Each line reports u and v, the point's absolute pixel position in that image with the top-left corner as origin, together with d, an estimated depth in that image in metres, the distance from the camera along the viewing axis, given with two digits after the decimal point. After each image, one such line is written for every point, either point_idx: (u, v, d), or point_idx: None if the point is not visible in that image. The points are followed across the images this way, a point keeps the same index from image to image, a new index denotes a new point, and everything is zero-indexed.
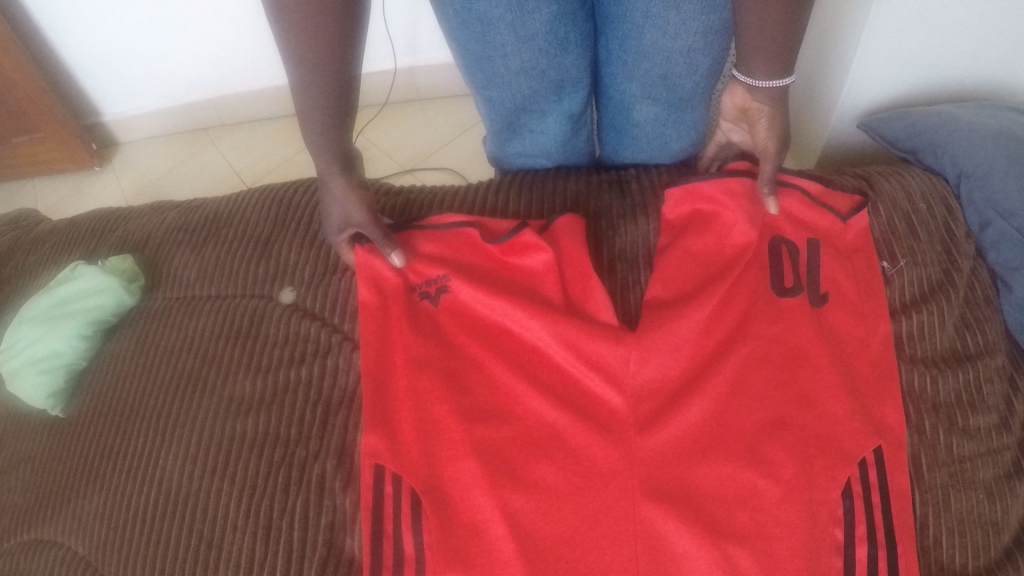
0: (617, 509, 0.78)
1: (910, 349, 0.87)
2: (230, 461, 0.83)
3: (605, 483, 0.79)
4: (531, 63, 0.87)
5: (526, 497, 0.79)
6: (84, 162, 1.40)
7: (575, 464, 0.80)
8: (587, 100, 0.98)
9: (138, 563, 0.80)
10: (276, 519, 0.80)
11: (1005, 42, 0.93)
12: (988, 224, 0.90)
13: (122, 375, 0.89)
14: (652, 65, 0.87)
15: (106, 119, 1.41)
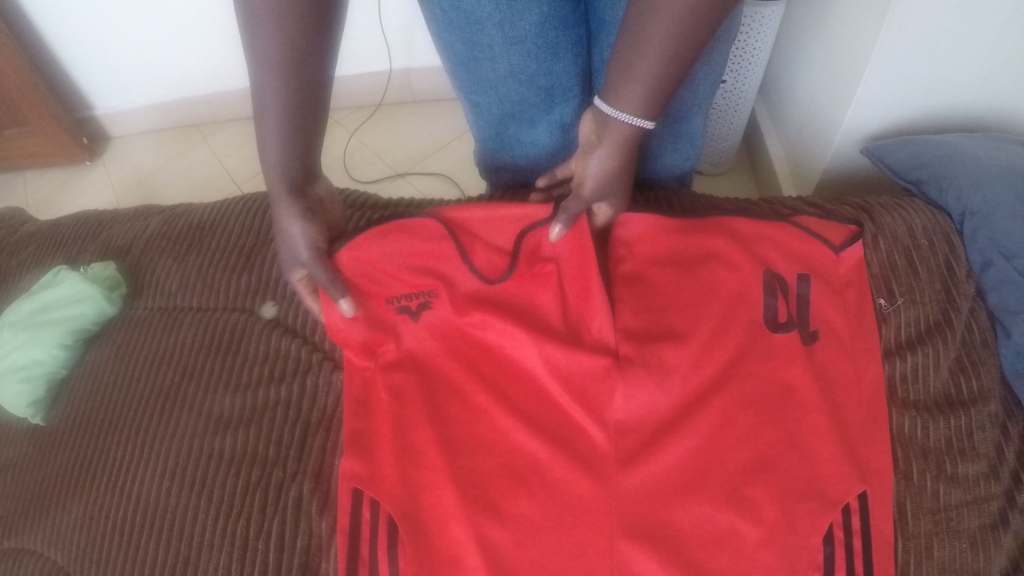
0: (596, 547, 0.76)
1: (902, 392, 0.85)
2: (208, 478, 0.81)
3: (586, 521, 0.77)
4: (520, 66, 0.86)
5: (505, 530, 0.77)
6: (74, 156, 1.38)
7: (555, 500, 0.78)
8: (579, 111, 0.95)
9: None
10: (252, 540, 0.78)
11: (1014, 76, 0.91)
12: (991, 264, 0.87)
13: (102, 384, 0.88)
14: None
15: (97, 113, 1.39)
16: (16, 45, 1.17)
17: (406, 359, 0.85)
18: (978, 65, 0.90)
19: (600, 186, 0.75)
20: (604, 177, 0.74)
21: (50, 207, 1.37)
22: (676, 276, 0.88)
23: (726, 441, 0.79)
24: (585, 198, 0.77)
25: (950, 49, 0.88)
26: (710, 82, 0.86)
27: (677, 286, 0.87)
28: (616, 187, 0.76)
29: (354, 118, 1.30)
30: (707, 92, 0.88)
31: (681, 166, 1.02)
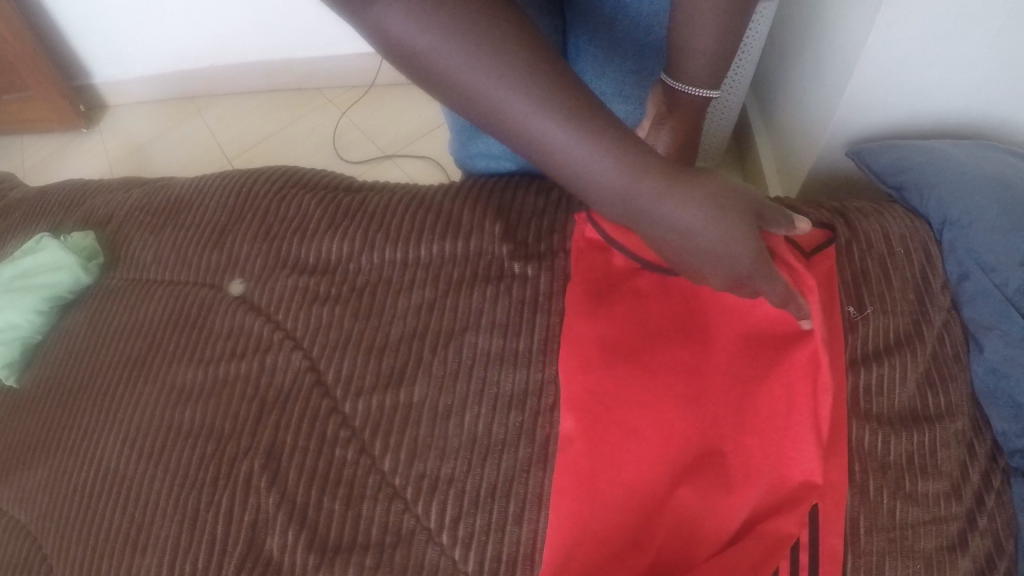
0: (533, 547, 0.74)
1: (864, 404, 0.82)
2: (167, 448, 0.84)
3: (524, 519, 0.75)
4: None
5: (444, 521, 0.77)
6: (72, 123, 1.42)
7: (497, 497, 0.76)
8: None
9: (73, 538, 0.83)
10: (203, 510, 0.81)
11: (1008, 84, 0.87)
12: (967, 277, 0.86)
13: (74, 351, 0.91)
14: (625, 58, 0.91)
15: (96, 82, 1.43)
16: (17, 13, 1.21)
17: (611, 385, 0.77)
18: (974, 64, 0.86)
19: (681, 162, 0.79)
20: (680, 148, 0.77)
21: (46, 170, 1.41)
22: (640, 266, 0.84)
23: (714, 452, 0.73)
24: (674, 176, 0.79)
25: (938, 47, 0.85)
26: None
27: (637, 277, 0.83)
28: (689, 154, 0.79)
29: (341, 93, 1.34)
30: None
31: None
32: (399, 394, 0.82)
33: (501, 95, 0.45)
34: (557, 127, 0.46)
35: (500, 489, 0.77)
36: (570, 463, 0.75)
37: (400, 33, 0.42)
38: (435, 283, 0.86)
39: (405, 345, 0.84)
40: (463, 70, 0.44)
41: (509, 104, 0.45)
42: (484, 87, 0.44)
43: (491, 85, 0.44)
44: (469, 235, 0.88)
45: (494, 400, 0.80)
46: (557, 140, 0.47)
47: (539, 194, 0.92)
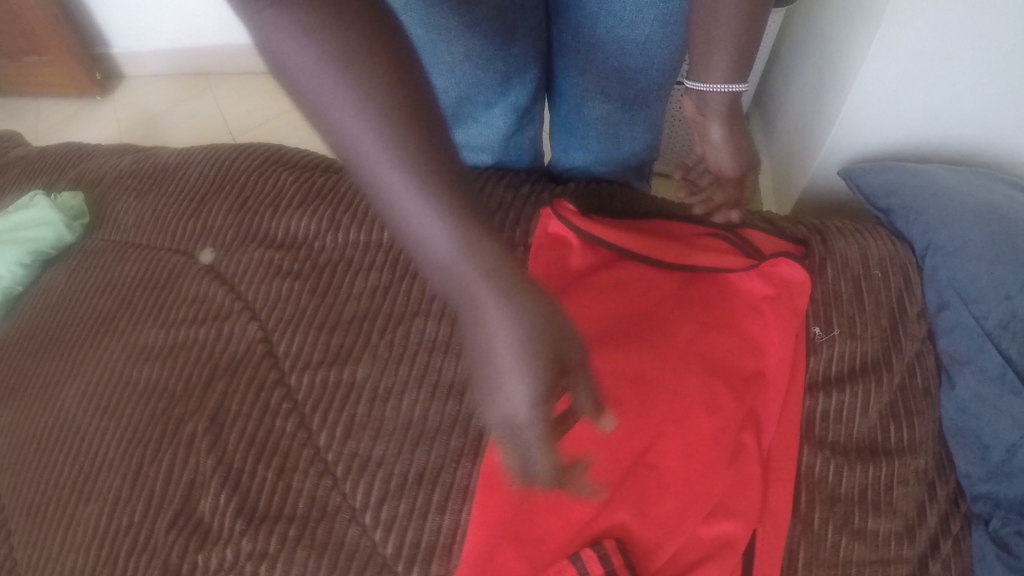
0: (453, 538, 0.74)
1: (819, 431, 0.78)
2: (121, 404, 0.86)
3: (447, 509, 0.75)
4: (477, 50, 0.83)
5: (370, 501, 0.76)
6: (86, 89, 1.54)
7: (424, 483, 0.76)
8: (535, 95, 0.95)
9: (27, 480, 0.86)
10: (146, 466, 0.83)
11: (1007, 92, 0.85)
12: (946, 306, 0.81)
13: (51, 304, 0.94)
14: (606, 56, 0.88)
15: (112, 52, 1.55)
16: None
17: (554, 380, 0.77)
18: (968, 72, 0.84)
19: (743, 158, 0.76)
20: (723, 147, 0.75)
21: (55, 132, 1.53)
22: (602, 266, 0.83)
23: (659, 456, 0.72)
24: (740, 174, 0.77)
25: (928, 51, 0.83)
26: (667, 66, 0.90)
27: (597, 278, 0.82)
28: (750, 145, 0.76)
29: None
30: (666, 78, 0.91)
31: (636, 157, 1.01)
32: (343, 371, 0.82)
33: (372, 160, 0.41)
34: (421, 209, 0.42)
35: (429, 475, 0.76)
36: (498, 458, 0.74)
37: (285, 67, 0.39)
38: (394, 267, 0.87)
39: (356, 325, 0.84)
40: (337, 122, 0.40)
41: (375, 169, 0.41)
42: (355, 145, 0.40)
43: (365, 143, 0.40)
44: None
45: (435, 386, 0.80)
46: (412, 219, 0.43)
47: (510, 188, 0.91)
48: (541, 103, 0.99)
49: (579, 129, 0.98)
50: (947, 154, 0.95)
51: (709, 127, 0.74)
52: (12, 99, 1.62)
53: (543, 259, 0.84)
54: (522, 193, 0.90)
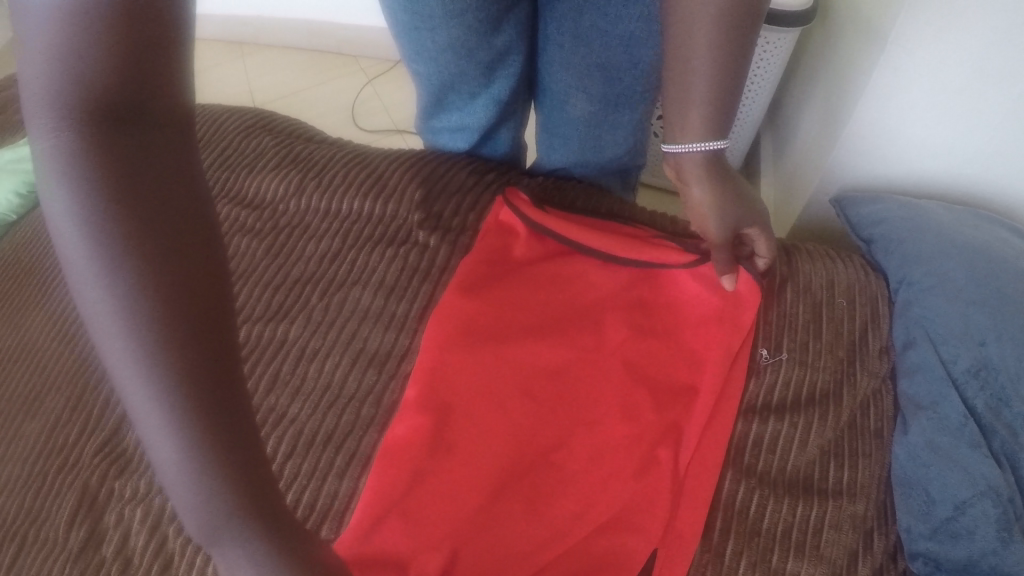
0: (347, 505, 0.70)
1: (749, 458, 0.72)
2: (79, 336, 0.91)
3: (346, 474, 0.71)
4: (462, 41, 0.80)
5: (277, 454, 0.73)
6: None
7: (328, 447, 0.73)
8: (520, 89, 0.92)
9: None
10: (89, 394, 0.87)
11: (1009, 127, 0.79)
12: (912, 345, 0.75)
13: (37, 234, 1.00)
14: (589, 50, 0.82)
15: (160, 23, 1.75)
16: None
17: (473, 364, 0.75)
18: (970, 113, 0.79)
19: (727, 220, 0.71)
20: (714, 204, 0.70)
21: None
22: (555, 257, 0.84)
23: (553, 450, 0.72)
24: (725, 238, 0.72)
25: (924, 82, 0.79)
26: (653, 68, 0.83)
27: (546, 268, 0.83)
28: (738, 208, 0.71)
29: (375, 65, 1.38)
30: (653, 81, 0.85)
31: (617, 157, 0.97)
32: (279, 328, 0.81)
33: (109, 322, 0.36)
34: (146, 392, 0.36)
35: (334, 441, 0.73)
36: (399, 434, 0.71)
37: (50, 197, 0.35)
38: (345, 237, 0.87)
39: (299, 287, 0.84)
40: (83, 269, 0.35)
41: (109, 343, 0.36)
42: (95, 301, 0.36)
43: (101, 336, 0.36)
44: (389, 198, 0.88)
45: (358, 354, 0.78)
46: (134, 396, 0.37)
47: (475, 175, 0.92)
48: (526, 96, 0.95)
49: (563, 127, 0.94)
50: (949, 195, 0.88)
51: (690, 189, 0.71)
52: None
53: (497, 241, 0.85)
54: (484, 178, 0.92)
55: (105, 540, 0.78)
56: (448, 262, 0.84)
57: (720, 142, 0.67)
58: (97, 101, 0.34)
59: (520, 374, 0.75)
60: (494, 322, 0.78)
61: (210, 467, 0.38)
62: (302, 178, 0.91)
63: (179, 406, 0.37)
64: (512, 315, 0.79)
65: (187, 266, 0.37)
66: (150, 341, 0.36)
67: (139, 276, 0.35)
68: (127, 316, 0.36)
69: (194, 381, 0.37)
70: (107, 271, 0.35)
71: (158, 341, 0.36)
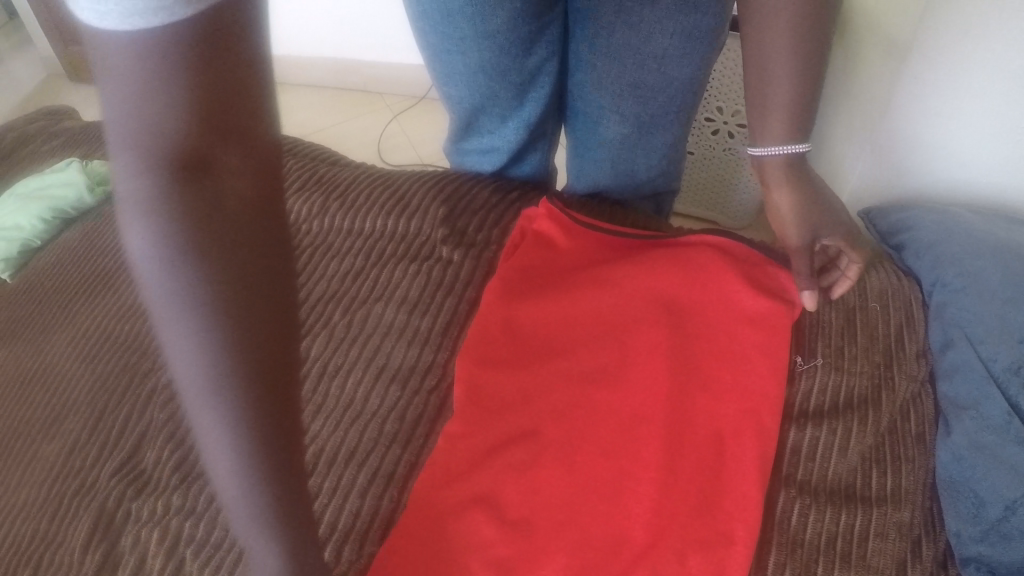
0: (369, 524, 0.67)
1: (788, 468, 0.70)
2: (100, 356, 0.87)
3: (369, 492, 0.69)
4: (493, 62, 0.80)
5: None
6: None
7: (351, 463, 0.70)
8: (550, 112, 0.89)
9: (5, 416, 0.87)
10: (104, 416, 0.82)
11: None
12: (951, 345, 0.73)
13: (62, 261, 0.96)
14: (623, 69, 0.80)
15: None
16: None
17: (503, 375, 0.73)
18: (996, 114, 0.80)
19: (808, 226, 0.66)
20: (803, 211, 0.66)
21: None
22: (589, 262, 0.83)
23: (585, 453, 0.68)
24: (807, 246, 0.67)
25: (951, 83, 0.80)
26: (687, 86, 0.81)
27: (579, 273, 0.81)
28: (824, 213, 0.67)
29: (398, 101, 1.43)
30: (687, 97, 0.82)
31: (648, 181, 0.93)
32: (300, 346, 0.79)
33: (188, 369, 0.35)
34: (219, 432, 0.36)
35: (356, 457, 0.71)
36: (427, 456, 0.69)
37: (134, 243, 0.34)
38: (369, 254, 0.86)
39: (321, 306, 0.82)
40: (170, 319, 0.35)
41: (193, 384, 0.36)
42: (178, 347, 0.35)
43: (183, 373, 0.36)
44: (412, 216, 0.88)
45: (381, 370, 0.77)
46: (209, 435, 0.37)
47: (497, 193, 0.93)
48: (556, 120, 0.93)
49: (594, 151, 0.90)
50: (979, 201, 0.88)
51: (778, 195, 0.66)
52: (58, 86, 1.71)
53: (526, 247, 0.84)
54: (507, 197, 0.92)
55: (122, 563, 0.72)
56: (471, 278, 0.83)
57: (802, 144, 0.64)
58: (184, 142, 0.33)
59: (550, 376, 0.73)
60: (525, 327, 0.77)
61: (266, 483, 0.38)
62: (328, 202, 0.90)
63: (249, 425, 0.37)
64: (544, 320, 0.77)
65: (263, 297, 0.37)
66: (229, 378, 0.36)
67: (219, 321, 0.35)
68: (211, 351, 0.35)
69: (267, 415, 0.37)
70: (194, 323, 0.35)
71: (235, 382, 0.36)
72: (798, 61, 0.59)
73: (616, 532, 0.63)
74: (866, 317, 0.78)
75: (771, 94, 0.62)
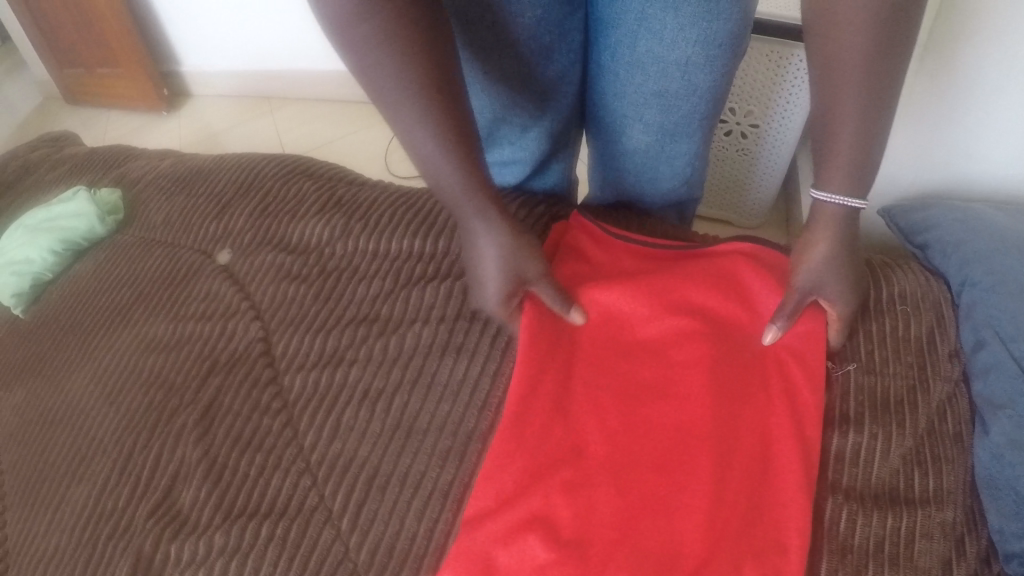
0: (426, 549, 0.68)
1: (833, 475, 0.71)
2: (125, 392, 0.84)
3: (425, 515, 0.69)
4: (514, 69, 0.79)
5: (348, 506, 0.71)
6: (153, 106, 1.58)
7: (405, 488, 0.71)
8: (572, 119, 0.90)
9: (35, 457, 0.85)
10: (136, 455, 0.80)
11: None
12: (983, 345, 0.75)
13: (77, 293, 0.94)
14: (645, 78, 0.78)
15: (183, 69, 1.58)
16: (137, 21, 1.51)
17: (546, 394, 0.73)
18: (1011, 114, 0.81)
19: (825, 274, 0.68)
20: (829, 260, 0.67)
21: (38, 129, 1.67)
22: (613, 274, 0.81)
23: (634, 472, 0.68)
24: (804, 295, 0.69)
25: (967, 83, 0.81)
26: (711, 92, 0.80)
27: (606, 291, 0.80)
28: (840, 279, 0.67)
29: None
30: (711, 104, 0.81)
31: (670, 188, 0.93)
32: (336, 374, 0.78)
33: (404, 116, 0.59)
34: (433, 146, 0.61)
35: (409, 482, 0.71)
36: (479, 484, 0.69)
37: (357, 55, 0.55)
38: (398, 276, 0.83)
39: (353, 329, 0.80)
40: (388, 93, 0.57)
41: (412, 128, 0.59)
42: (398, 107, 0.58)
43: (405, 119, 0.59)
44: (440, 235, 0.85)
45: (424, 394, 0.76)
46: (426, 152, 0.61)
47: None
48: (577, 127, 0.93)
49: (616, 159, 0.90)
50: (996, 196, 0.89)
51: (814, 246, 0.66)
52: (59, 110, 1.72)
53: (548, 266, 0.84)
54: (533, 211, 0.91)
55: None
56: None
57: (859, 199, 0.62)
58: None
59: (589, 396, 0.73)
60: (558, 343, 0.77)
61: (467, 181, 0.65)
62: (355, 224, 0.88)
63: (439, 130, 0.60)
64: (580, 337, 0.77)
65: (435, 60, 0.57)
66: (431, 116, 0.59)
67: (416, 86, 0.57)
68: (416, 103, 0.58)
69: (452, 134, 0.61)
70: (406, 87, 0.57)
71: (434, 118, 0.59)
72: (868, 99, 0.55)
73: (670, 550, 0.63)
74: (899, 318, 0.78)
75: (836, 138, 0.59)
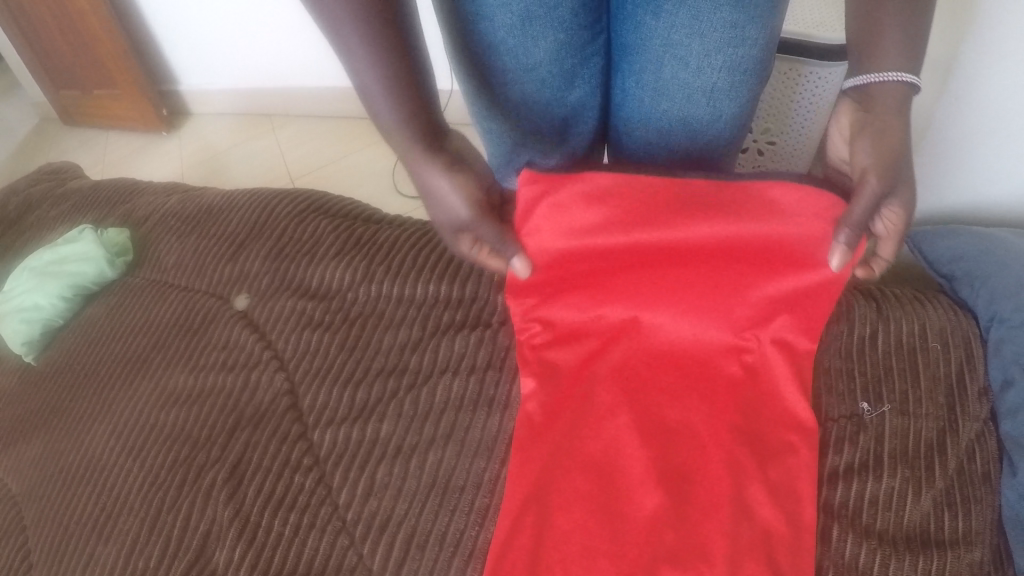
0: None
1: (866, 518, 0.71)
2: (150, 447, 0.84)
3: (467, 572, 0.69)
4: (534, 95, 0.76)
5: (388, 563, 0.71)
6: (154, 125, 1.57)
7: (445, 547, 0.71)
8: (593, 142, 0.88)
9: (53, 516, 0.83)
10: (165, 512, 0.79)
11: None
12: (1011, 385, 0.76)
13: (90, 339, 0.95)
14: (670, 104, 0.76)
15: (180, 89, 1.59)
16: (136, 40, 1.51)
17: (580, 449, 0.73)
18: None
19: (880, 149, 0.58)
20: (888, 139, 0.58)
21: (38, 154, 1.65)
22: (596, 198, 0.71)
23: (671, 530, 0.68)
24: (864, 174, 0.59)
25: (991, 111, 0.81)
26: (737, 117, 0.78)
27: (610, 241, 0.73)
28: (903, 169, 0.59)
29: None
30: (737, 128, 0.80)
31: None
32: (366, 428, 0.80)
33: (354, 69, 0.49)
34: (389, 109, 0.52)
35: (449, 538, 0.72)
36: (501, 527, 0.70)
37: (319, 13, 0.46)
38: (424, 324, 0.86)
39: (382, 380, 0.83)
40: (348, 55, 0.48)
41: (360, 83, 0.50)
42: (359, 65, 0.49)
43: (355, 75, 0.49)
44: (466, 280, 0.88)
45: (460, 446, 0.77)
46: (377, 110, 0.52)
47: None
48: (599, 147, 0.91)
49: None
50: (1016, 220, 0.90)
51: (859, 141, 0.60)
52: (57, 130, 1.70)
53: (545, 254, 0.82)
54: None
55: None
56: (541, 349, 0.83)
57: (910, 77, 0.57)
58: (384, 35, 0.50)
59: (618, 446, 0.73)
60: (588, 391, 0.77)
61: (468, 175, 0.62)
62: (378, 269, 0.90)
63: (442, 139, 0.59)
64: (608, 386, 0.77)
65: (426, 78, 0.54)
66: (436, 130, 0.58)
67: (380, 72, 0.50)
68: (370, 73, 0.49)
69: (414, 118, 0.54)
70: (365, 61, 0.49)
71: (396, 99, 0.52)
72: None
73: None
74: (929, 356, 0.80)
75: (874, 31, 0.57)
